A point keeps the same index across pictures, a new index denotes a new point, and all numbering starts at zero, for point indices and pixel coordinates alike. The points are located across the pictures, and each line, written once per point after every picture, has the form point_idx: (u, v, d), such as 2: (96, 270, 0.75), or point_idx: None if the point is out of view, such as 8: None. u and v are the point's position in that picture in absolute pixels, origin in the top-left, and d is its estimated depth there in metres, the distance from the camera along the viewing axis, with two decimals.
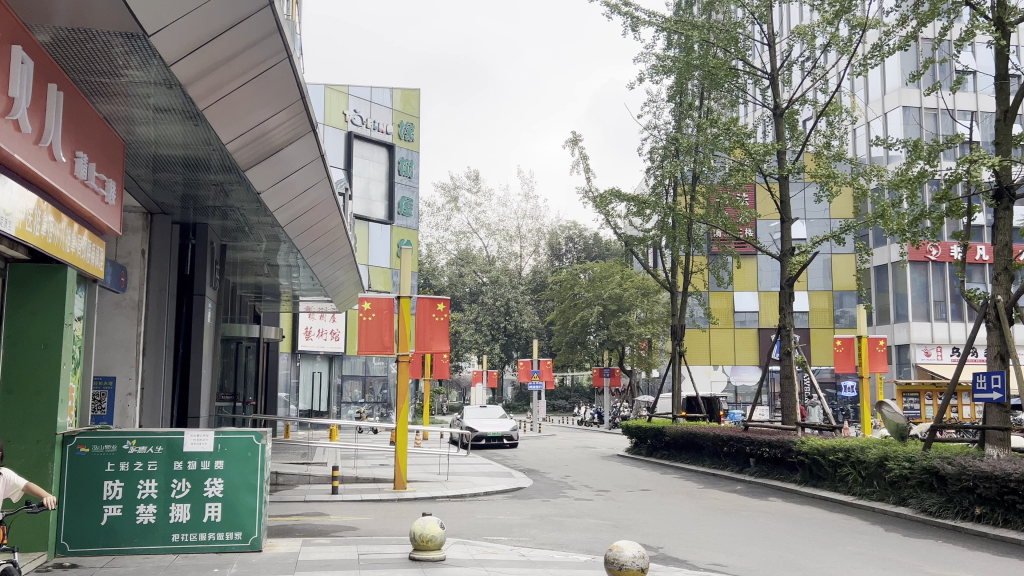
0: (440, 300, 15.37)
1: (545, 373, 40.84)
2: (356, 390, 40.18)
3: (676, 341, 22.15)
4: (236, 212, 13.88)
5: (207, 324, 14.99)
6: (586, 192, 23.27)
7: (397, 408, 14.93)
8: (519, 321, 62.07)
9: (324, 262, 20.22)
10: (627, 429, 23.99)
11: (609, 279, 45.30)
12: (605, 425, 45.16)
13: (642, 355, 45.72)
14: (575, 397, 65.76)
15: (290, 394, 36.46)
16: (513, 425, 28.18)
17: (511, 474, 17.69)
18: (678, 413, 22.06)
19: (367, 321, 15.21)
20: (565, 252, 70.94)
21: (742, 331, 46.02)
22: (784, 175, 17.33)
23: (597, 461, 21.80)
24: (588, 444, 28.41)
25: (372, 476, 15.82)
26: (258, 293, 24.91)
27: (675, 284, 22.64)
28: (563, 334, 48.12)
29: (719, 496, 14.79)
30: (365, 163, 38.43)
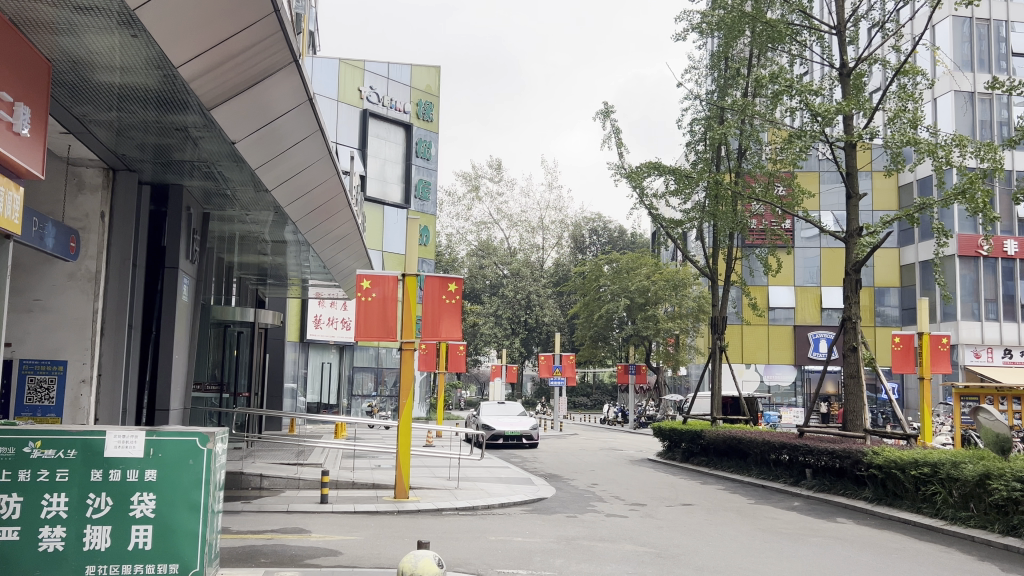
0: (452, 281, 13.24)
1: (567, 368, 38.67)
2: (368, 383, 38.16)
3: (716, 334, 19.92)
4: (214, 171, 11.87)
5: (183, 302, 13.09)
6: (619, 168, 21.10)
7: (399, 404, 12.82)
8: (541, 315, 58.78)
9: (327, 245, 18.12)
10: (658, 431, 21.78)
11: (636, 271, 43.02)
12: (629, 424, 42.86)
13: (670, 351, 43.43)
14: (597, 395, 63.53)
15: (298, 385, 34.52)
16: (533, 424, 26.05)
17: (531, 481, 15.58)
18: (717, 415, 19.82)
19: (365, 300, 13.01)
20: (589, 245, 68.74)
21: (777, 328, 43.60)
22: (852, 142, 15.02)
23: (626, 466, 19.63)
24: (613, 446, 26.25)
25: (370, 482, 13.74)
26: (261, 275, 22.96)
27: (716, 272, 20.39)
28: (588, 328, 45.96)
29: (774, 514, 12.57)
30: (381, 143, 36.37)
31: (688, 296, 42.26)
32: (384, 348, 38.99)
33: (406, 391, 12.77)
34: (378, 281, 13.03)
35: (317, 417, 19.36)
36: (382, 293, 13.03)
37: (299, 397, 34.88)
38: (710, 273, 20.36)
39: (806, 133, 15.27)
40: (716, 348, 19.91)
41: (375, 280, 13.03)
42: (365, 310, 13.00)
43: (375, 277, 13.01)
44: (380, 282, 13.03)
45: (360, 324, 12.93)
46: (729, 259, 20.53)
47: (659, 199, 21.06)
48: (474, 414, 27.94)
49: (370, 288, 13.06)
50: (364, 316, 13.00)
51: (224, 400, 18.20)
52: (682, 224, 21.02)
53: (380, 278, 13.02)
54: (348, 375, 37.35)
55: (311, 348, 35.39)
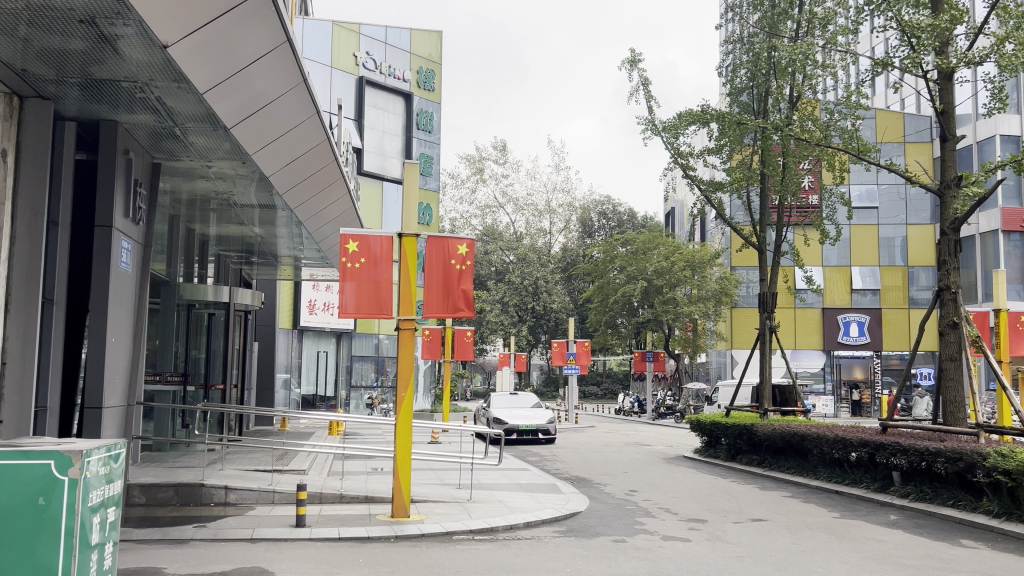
0: (463, 243, 10.48)
1: (583, 357, 35.86)
2: (370, 373, 35.60)
3: (765, 313, 17.32)
4: (155, 99, 9.11)
5: (127, 271, 10.34)
6: (649, 124, 18.43)
7: (398, 396, 10.10)
8: (549, 302, 56.77)
9: (310, 211, 15.58)
10: (695, 425, 19.04)
11: (653, 250, 40.43)
12: (647, 416, 40.22)
13: (689, 337, 40.69)
14: (608, 383, 61.32)
15: (292, 375, 31.89)
16: (550, 416, 23.45)
17: (560, 489, 12.90)
18: (768, 406, 17.08)
19: (351, 268, 10.09)
20: (598, 229, 66.10)
21: (805, 311, 40.99)
22: (951, 70, 12.14)
23: (663, 467, 16.99)
24: (640, 441, 23.68)
25: (362, 494, 11.09)
26: (245, 253, 20.33)
27: (767, 241, 17.67)
28: (603, 314, 43.29)
29: (878, 535, 9.78)
30: (379, 114, 33.63)
31: (709, 277, 39.46)
32: (386, 337, 36.40)
33: (405, 376, 10.10)
34: (371, 247, 10.17)
35: (308, 412, 16.72)
36: (375, 262, 10.16)
37: (294, 388, 32.18)
38: (757, 244, 17.62)
39: (893, 61, 12.34)
40: (765, 329, 17.27)
41: (368, 246, 10.17)
42: (351, 280, 10.09)
43: (367, 241, 10.16)
44: (373, 248, 10.17)
45: (348, 297, 10.07)
46: (778, 228, 17.70)
47: (696, 158, 18.38)
48: (484, 405, 25.33)
49: (359, 255, 10.16)
50: (350, 289, 10.08)
51: (191, 394, 15.49)
52: (725, 188, 18.25)
53: (373, 241, 10.17)
54: (346, 365, 34.73)
55: (305, 335, 32.76)
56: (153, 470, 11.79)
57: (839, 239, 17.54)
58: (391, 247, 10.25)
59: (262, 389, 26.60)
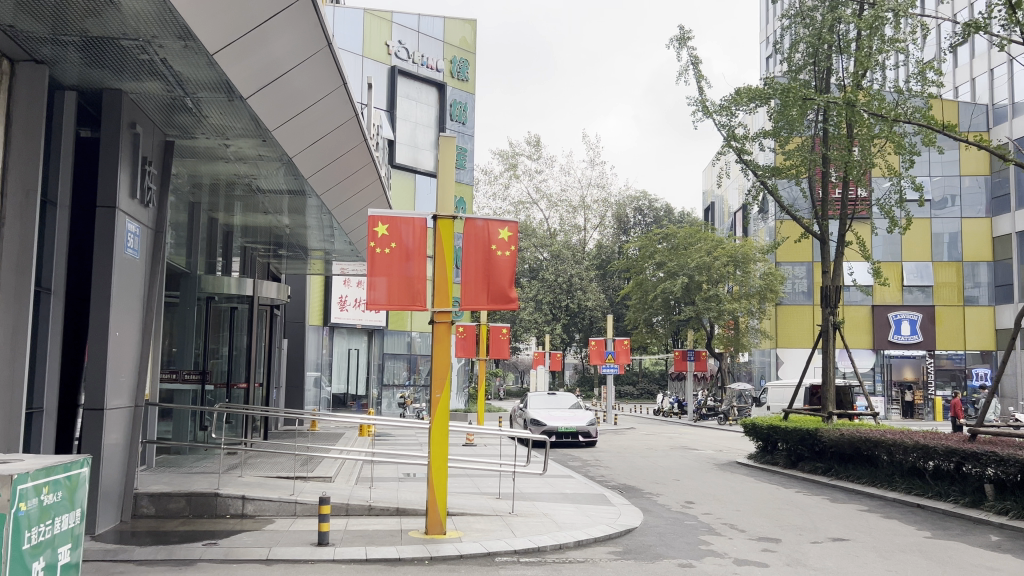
0: (505, 226, 9.37)
1: (622, 355, 34.58)
2: (402, 371, 34.73)
3: (828, 308, 16.02)
4: (160, 62, 8.07)
5: (135, 258, 9.33)
6: (703, 105, 17.20)
7: (433, 396, 8.96)
8: (583, 299, 55.42)
9: (338, 199, 14.56)
10: (748, 429, 17.72)
11: (695, 245, 39.00)
12: (689, 417, 38.83)
13: (731, 335, 39.32)
14: (644, 383, 59.97)
15: (322, 374, 31.01)
16: (590, 418, 22.28)
17: (609, 500, 11.71)
18: (831, 410, 15.72)
19: (380, 253, 8.98)
20: (632, 226, 64.63)
21: (853, 308, 39.40)
22: None
23: (716, 474, 15.75)
24: (686, 444, 22.44)
25: (393, 505, 10.02)
26: (273, 245, 19.42)
27: (829, 231, 16.44)
28: (642, 312, 42.03)
29: (987, 561, 8.41)
30: (412, 105, 32.65)
31: (754, 274, 38.17)
32: (419, 335, 35.49)
33: (441, 374, 8.97)
34: (402, 233, 9.05)
35: (337, 413, 15.74)
36: (408, 249, 9.05)
37: (325, 386, 31.31)
38: (819, 235, 16.40)
39: (987, 23, 10.93)
40: (828, 325, 16.02)
41: (398, 233, 9.05)
42: (378, 266, 8.98)
43: (398, 227, 9.05)
44: (404, 234, 9.05)
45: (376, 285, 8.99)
46: (843, 218, 16.40)
47: (751, 143, 17.15)
48: (520, 405, 24.21)
49: (388, 237, 9.05)
50: (379, 275, 8.99)
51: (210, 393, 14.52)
52: (784, 174, 17.00)
53: (404, 226, 9.06)
54: (378, 363, 33.82)
55: (335, 332, 31.89)
56: (167, 476, 10.84)
57: (909, 228, 16.10)
58: (425, 234, 9.12)
59: (292, 387, 25.78)
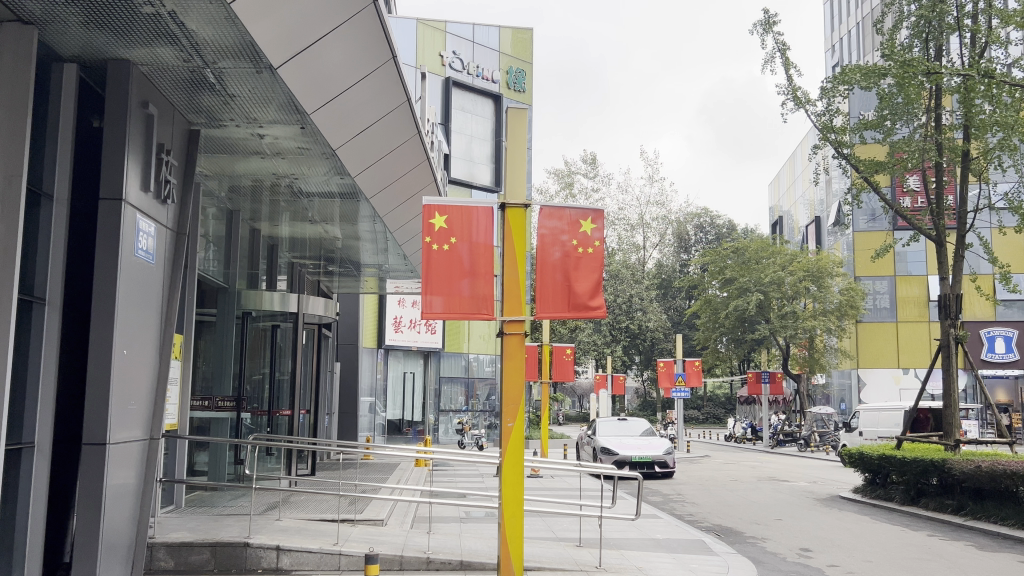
0: (587, 215, 7.46)
1: (693, 377, 32.34)
2: (459, 397, 33.20)
3: (947, 319, 14.01)
4: (170, 21, 6.58)
5: (147, 264, 7.84)
6: (793, 95, 15.39)
7: (502, 427, 7.18)
8: (644, 321, 53.38)
9: (388, 204, 13.07)
10: (852, 459, 15.60)
11: (770, 260, 36.97)
12: (764, 443, 36.53)
13: (807, 355, 36.94)
14: (709, 408, 57.42)
15: (377, 400, 29.54)
16: (666, 447, 20.39)
17: (711, 550, 9.87)
18: (958, 437, 13.53)
19: (437, 256, 7.33)
20: (693, 244, 62.71)
21: (939, 325, 37.10)
22: None
23: (821, 513, 13.76)
24: (773, 476, 20.39)
25: (456, 558, 8.31)
26: (322, 261, 18.09)
27: (946, 231, 14.33)
28: (712, 332, 39.88)
29: None
30: (467, 118, 31.36)
31: (831, 290, 35.94)
32: (475, 357, 33.99)
33: (513, 400, 7.17)
34: (464, 230, 7.36)
35: (392, 444, 14.21)
36: (471, 250, 7.35)
37: (380, 413, 29.89)
38: (934, 237, 14.32)
39: None
40: (949, 338, 13.90)
41: (460, 231, 7.36)
42: (434, 270, 7.32)
43: (460, 224, 7.37)
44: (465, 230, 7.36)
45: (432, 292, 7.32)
46: (965, 216, 14.23)
47: (851, 134, 15.22)
48: (588, 432, 22.45)
49: (444, 231, 7.35)
50: (436, 280, 7.33)
51: (247, 423, 13.07)
52: (888, 169, 15.02)
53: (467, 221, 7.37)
54: (435, 388, 32.32)
55: (389, 355, 30.55)
56: (194, 519, 9.36)
57: None
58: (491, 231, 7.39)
59: (345, 415, 24.44)
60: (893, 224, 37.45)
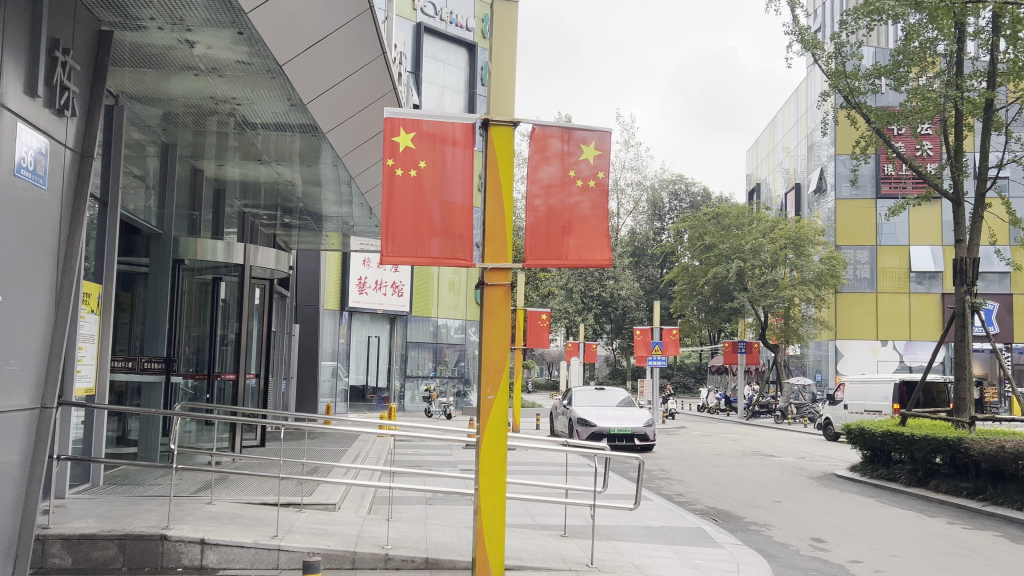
0: (591, 138, 5.83)
1: (670, 347, 31.20)
2: (427, 362, 31.66)
3: (963, 284, 12.76)
4: None
5: (34, 189, 6.27)
6: (800, 34, 13.94)
7: (481, 399, 5.73)
8: (616, 289, 52.12)
9: (350, 141, 11.47)
10: (852, 436, 14.44)
11: (752, 226, 35.90)
12: (739, 415, 35.64)
13: (782, 326, 36.07)
14: (679, 377, 56.77)
15: (339, 364, 27.90)
16: (646, 418, 19.12)
17: (715, 542, 8.57)
18: (971, 413, 12.36)
19: (402, 200, 5.75)
20: (667, 211, 61.48)
21: (919, 296, 36.39)
22: None
23: (823, 494, 12.54)
24: (758, 450, 19.22)
25: (419, 554, 6.89)
26: (278, 211, 16.43)
27: (964, 190, 13.03)
28: (688, 300, 38.83)
29: None
30: (438, 67, 29.62)
31: (811, 258, 34.84)
32: (443, 323, 32.49)
33: (494, 368, 5.72)
34: (441, 163, 5.81)
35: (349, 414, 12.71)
36: (445, 201, 5.81)
37: (341, 377, 28.31)
38: (952, 195, 13.00)
39: None
40: (964, 305, 12.66)
41: (433, 166, 5.79)
42: (398, 217, 5.75)
43: (433, 158, 5.80)
44: (444, 165, 5.81)
45: (394, 249, 5.73)
46: (986, 172, 12.92)
47: (863, 82, 13.83)
48: (562, 401, 21.11)
49: (410, 161, 5.76)
50: (400, 229, 5.76)
51: (179, 386, 11.53)
52: (901, 119, 13.70)
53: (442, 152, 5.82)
54: (401, 353, 30.78)
55: (352, 317, 28.92)
56: (109, 502, 7.86)
57: None
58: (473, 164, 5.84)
59: (304, 380, 22.92)
60: (876, 192, 36.53)
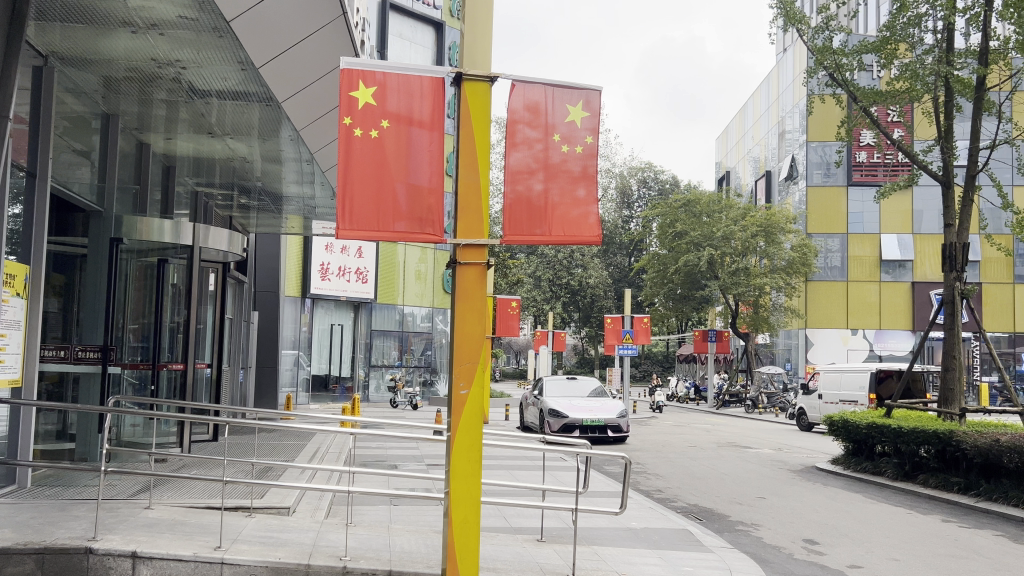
0: (577, 98, 5.16)
1: (640, 335, 30.63)
2: (392, 351, 30.80)
3: (952, 271, 12.30)
4: None
5: None
6: (783, 8, 13.33)
7: (454, 397, 4.98)
8: (585, 277, 51.64)
9: (308, 113, 10.68)
10: (834, 427, 13.93)
11: (722, 213, 35.49)
12: (709, 404, 35.33)
13: (752, 314, 35.75)
14: (647, 365, 56.54)
15: (300, 353, 26.92)
16: (620, 409, 18.53)
17: (702, 544, 7.94)
18: (961, 406, 11.94)
19: (362, 174, 4.98)
20: (636, 199, 61.04)
21: (888, 285, 36.32)
22: None
23: (807, 488, 12.01)
24: (733, 441, 18.72)
25: (382, 566, 6.14)
26: (233, 191, 15.51)
27: (954, 172, 12.57)
28: (658, 288, 38.38)
29: None
30: (405, 46, 28.69)
31: (781, 246, 34.55)
32: (409, 311, 31.66)
33: (467, 359, 4.98)
34: (407, 132, 5.03)
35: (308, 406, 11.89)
36: (412, 182, 5.04)
37: (303, 367, 27.34)
38: (942, 177, 12.52)
39: None
40: (954, 292, 12.16)
41: (398, 131, 5.01)
42: (357, 193, 4.97)
43: (397, 120, 5.02)
44: (410, 132, 5.03)
45: (351, 226, 4.96)
46: (977, 154, 12.46)
47: (848, 60, 13.32)
48: (532, 391, 20.46)
49: (371, 130, 4.97)
50: (359, 204, 4.99)
51: (121, 377, 10.64)
52: (888, 99, 13.17)
53: (408, 113, 5.03)
54: (365, 342, 29.85)
55: (314, 305, 27.94)
56: (33, 509, 7.01)
57: None
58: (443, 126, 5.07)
59: (263, 370, 22.00)
60: (848, 179, 36.32)
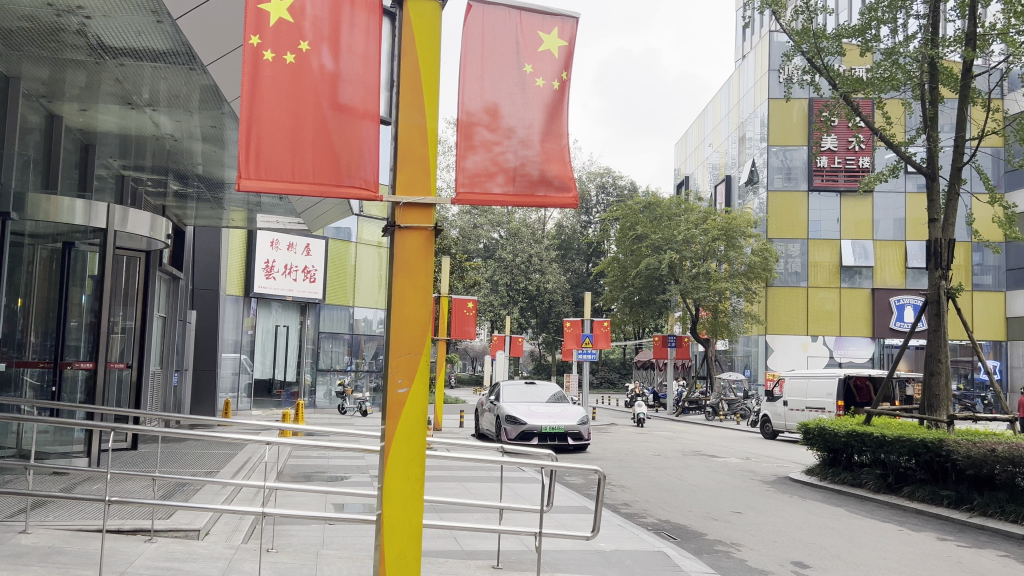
0: (553, 24, 4.42)
1: (600, 340, 29.75)
2: (342, 356, 29.47)
3: (938, 269, 11.52)
4: None
5: None
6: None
7: (389, 397, 3.90)
8: (542, 282, 50.72)
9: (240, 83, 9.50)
10: (810, 435, 13.08)
11: (683, 217, 34.78)
12: (668, 411, 34.60)
13: (710, 318, 35.08)
14: (604, 372, 55.81)
15: (242, 357, 25.45)
16: (580, 415, 17.54)
17: (681, 568, 6.93)
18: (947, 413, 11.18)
19: (276, 117, 3.90)
20: (595, 204, 60.26)
21: (849, 292, 35.99)
22: None
23: (783, 502, 11.10)
24: (699, 450, 17.83)
25: None
26: (163, 176, 14.17)
27: (939, 165, 11.80)
28: (618, 292, 37.54)
29: None
30: None
31: (742, 251, 33.97)
32: (361, 315, 30.37)
33: (408, 349, 3.90)
34: (362, 125, 4.00)
35: None
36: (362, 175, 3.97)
37: (246, 371, 25.84)
38: (926, 170, 11.75)
39: None
40: (939, 292, 11.44)
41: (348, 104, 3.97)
42: (268, 138, 3.90)
43: (331, 57, 3.96)
44: (363, 126, 4.00)
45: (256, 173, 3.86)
46: (964, 144, 11.71)
47: (828, 44, 12.50)
48: (488, 396, 19.36)
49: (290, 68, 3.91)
50: (268, 150, 3.90)
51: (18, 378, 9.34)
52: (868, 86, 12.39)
53: (363, 88, 4.01)
54: (313, 345, 28.46)
55: (258, 306, 26.50)
56: None
57: None
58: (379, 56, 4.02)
59: (201, 373, 20.59)
60: (809, 184, 35.92)
